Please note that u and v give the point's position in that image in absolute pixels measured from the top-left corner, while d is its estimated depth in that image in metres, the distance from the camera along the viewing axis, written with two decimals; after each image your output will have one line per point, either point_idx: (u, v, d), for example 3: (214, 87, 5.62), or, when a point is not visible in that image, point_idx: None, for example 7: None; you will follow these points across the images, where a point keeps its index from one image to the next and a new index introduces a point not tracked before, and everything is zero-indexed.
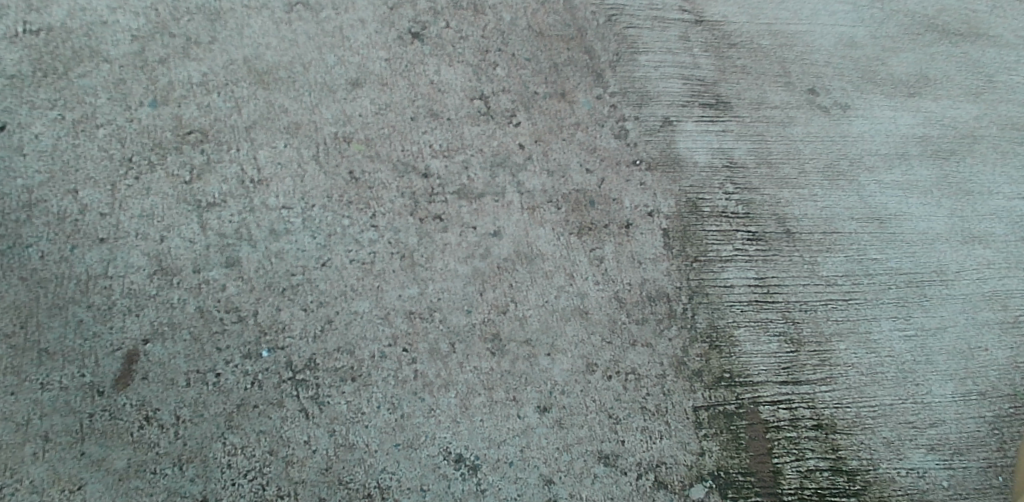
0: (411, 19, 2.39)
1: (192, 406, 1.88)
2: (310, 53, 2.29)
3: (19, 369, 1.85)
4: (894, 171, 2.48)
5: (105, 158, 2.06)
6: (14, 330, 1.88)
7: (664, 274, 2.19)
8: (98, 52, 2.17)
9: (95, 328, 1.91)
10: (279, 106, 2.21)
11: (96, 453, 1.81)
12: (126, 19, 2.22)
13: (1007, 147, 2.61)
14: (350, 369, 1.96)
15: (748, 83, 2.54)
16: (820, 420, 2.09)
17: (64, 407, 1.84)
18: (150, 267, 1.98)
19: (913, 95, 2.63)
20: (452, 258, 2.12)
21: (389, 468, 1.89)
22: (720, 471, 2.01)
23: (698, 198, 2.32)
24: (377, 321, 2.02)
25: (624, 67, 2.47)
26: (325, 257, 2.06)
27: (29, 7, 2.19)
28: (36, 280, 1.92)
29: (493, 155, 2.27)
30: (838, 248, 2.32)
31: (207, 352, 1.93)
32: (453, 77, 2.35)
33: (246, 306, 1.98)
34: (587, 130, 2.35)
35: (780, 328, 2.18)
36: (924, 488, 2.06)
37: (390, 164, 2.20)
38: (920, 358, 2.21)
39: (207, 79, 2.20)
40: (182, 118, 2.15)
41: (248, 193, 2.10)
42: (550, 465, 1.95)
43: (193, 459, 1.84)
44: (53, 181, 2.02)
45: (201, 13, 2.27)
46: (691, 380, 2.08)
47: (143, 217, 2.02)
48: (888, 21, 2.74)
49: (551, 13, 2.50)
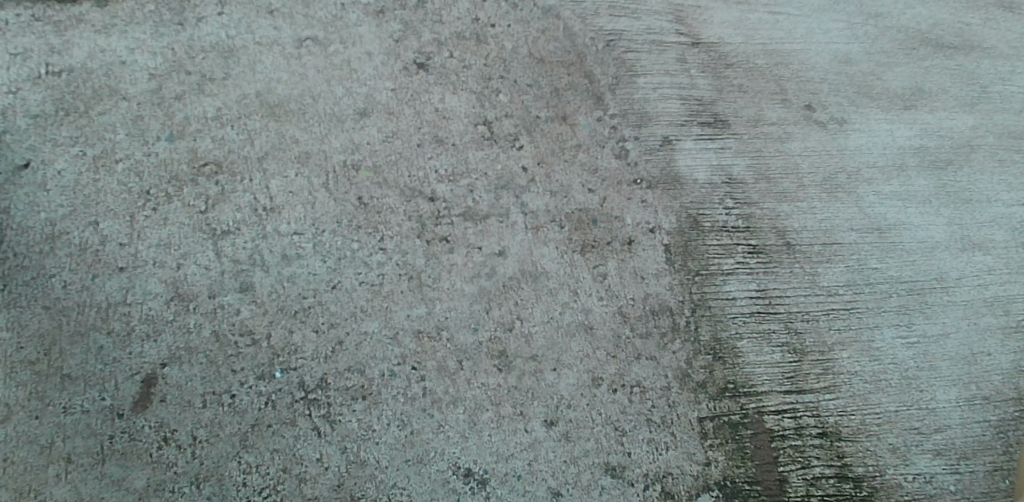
0: (416, 50, 2.49)
1: (209, 426, 1.93)
2: (319, 86, 2.38)
3: (43, 394, 1.91)
4: (892, 182, 2.53)
5: (123, 191, 2.15)
6: (37, 357, 1.94)
7: (666, 289, 2.23)
8: (117, 91, 2.28)
9: (115, 353, 1.97)
10: (290, 136, 2.30)
11: (117, 473, 1.86)
12: (144, 59, 2.33)
13: (1004, 156, 2.64)
14: (361, 387, 2.01)
15: (746, 101, 2.61)
16: (824, 428, 2.11)
17: (86, 429, 1.89)
18: (168, 294, 2.05)
19: (909, 108, 2.68)
20: (458, 278, 2.18)
21: (399, 484, 1.92)
22: (726, 480, 2.02)
23: (698, 214, 2.37)
24: (386, 341, 2.07)
25: (624, 90, 2.54)
26: (335, 280, 2.13)
27: (53, 50, 2.30)
28: (59, 309, 2.00)
29: (497, 178, 2.33)
30: (839, 258, 2.36)
31: (222, 374, 1.98)
32: (457, 105, 2.43)
33: (259, 329, 2.04)
34: (588, 151, 2.42)
35: (782, 338, 2.21)
36: (931, 493, 2.07)
37: (398, 189, 2.27)
38: (924, 364, 2.23)
39: (221, 113, 2.30)
40: (198, 151, 2.24)
41: (261, 221, 2.17)
42: (557, 478, 1.97)
43: (211, 478, 1.88)
44: (76, 214, 2.11)
45: (215, 51, 2.38)
46: (695, 392, 2.11)
47: (160, 246, 2.11)
48: (880, 37, 2.81)
49: (551, 40, 2.59)
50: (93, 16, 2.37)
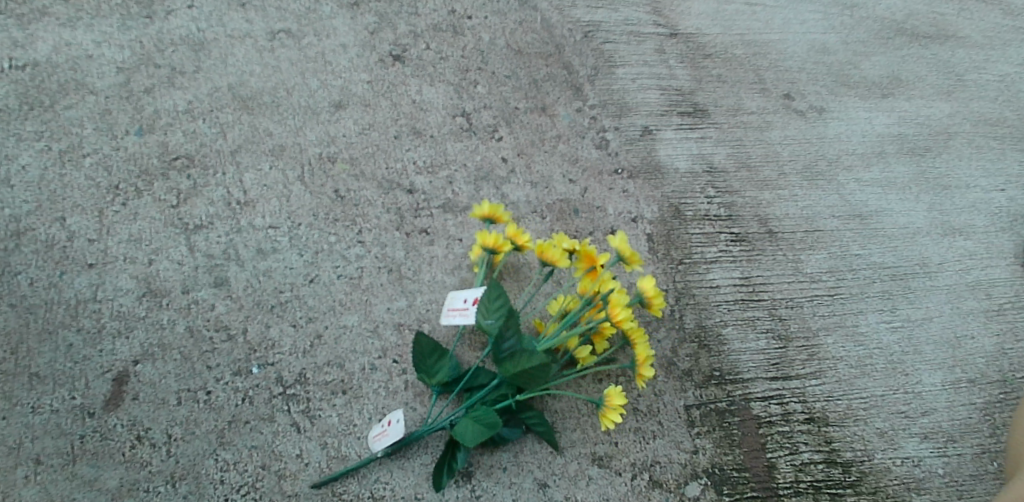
0: (392, 43, 2.46)
1: (184, 424, 1.87)
2: (293, 79, 2.34)
3: (10, 394, 1.83)
4: (872, 168, 2.56)
5: (91, 186, 2.08)
6: (4, 356, 1.86)
7: (650, 278, 2.21)
8: (84, 84, 2.21)
9: (85, 351, 1.90)
10: (264, 129, 2.25)
11: (89, 474, 1.79)
12: (111, 52, 2.27)
13: (982, 142, 2.69)
14: (341, 382, 1.96)
15: (724, 91, 2.61)
16: (812, 414, 2.10)
17: (55, 430, 1.81)
18: (139, 290, 1.99)
19: (887, 96, 2.73)
20: (439, 270, 2.15)
21: (382, 478, 1.87)
22: (715, 468, 2.00)
23: (680, 203, 2.36)
24: (366, 334, 2.03)
25: (603, 81, 2.53)
26: (312, 274, 2.08)
27: (16, 43, 2.23)
28: (26, 307, 1.92)
29: (476, 170, 2.30)
30: (821, 245, 2.38)
31: (197, 371, 1.92)
32: (434, 97, 2.40)
33: (235, 324, 1.99)
34: (568, 142, 2.40)
35: (767, 325, 2.21)
36: (919, 477, 2.06)
37: (375, 181, 2.23)
38: (908, 349, 2.25)
39: (192, 106, 2.24)
40: (168, 144, 2.18)
41: (234, 215, 2.12)
42: (543, 469, 1.92)
43: (186, 477, 1.82)
44: (41, 210, 2.03)
45: (185, 44, 2.33)
46: (681, 380, 2.09)
47: (130, 241, 2.04)
48: (857, 27, 2.88)
49: (529, 32, 2.57)
50: (57, 10, 2.31)
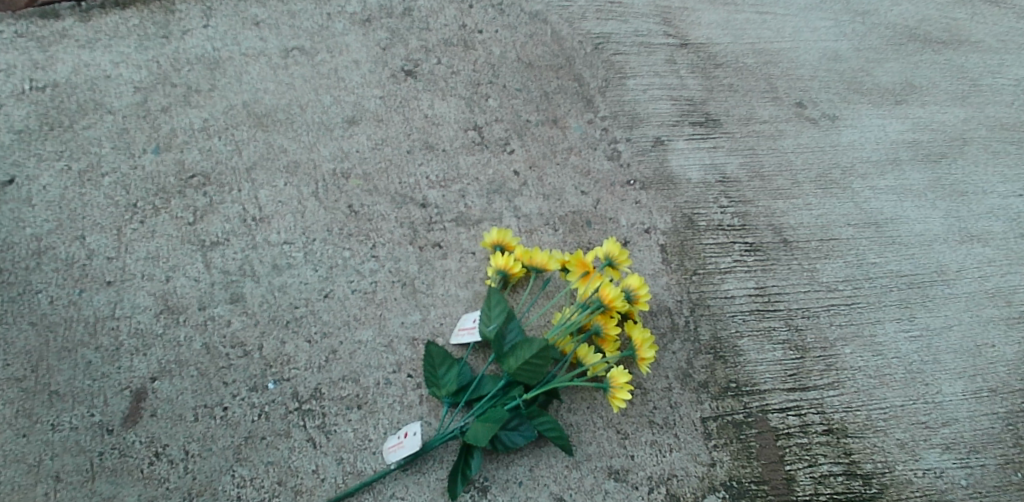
0: (403, 58, 2.48)
1: (200, 440, 1.88)
2: (307, 95, 2.36)
3: (31, 412, 1.85)
4: (887, 176, 2.55)
5: (110, 205, 2.11)
6: (25, 374, 1.89)
7: (664, 290, 2.20)
8: (101, 104, 2.25)
9: (104, 368, 1.92)
10: (279, 146, 2.27)
11: (107, 491, 1.81)
12: (129, 72, 2.30)
13: (998, 148, 2.67)
14: (356, 396, 1.97)
15: (736, 100, 2.61)
16: (830, 426, 2.08)
17: (75, 447, 1.84)
18: (157, 307, 2.01)
19: (900, 103, 2.71)
20: (452, 284, 2.15)
21: (398, 494, 1.87)
22: (733, 481, 1.98)
23: (693, 214, 2.35)
24: (380, 349, 2.04)
25: (614, 92, 2.54)
26: (327, 289, 2.09)
27: (36, 65, 2.27)
28: (46, 324, 1.95)
29: (489, 183, 2.31)
30: (837, 254, 2.36)
31: (214, 386, 1.94)
32: (446, 111, 2.41)
33: (251, 340, 2.00)
34: (580, 153, 2.40)
35: (783, 335, 2.19)
36: (942, 488, 2.04)
37: (388, 196, 2.24)
38: (928, 358, 2.23)
39: (208, 124, 2.26)
40: (185, 163, 2.20)
41: (250, 231, 2.14)
42: (559, 483, 1.91)
43: (204, 493, 1.83)
44: (61, 228, 2.06)
45: (201, 63, 2.35)
46: (697, 392, 2.08)
47: (148, 259, 2.06)
48: (869, 34, 2.87)
49: (539, 45, 2.58)
50: (76, 31, 2.34)
